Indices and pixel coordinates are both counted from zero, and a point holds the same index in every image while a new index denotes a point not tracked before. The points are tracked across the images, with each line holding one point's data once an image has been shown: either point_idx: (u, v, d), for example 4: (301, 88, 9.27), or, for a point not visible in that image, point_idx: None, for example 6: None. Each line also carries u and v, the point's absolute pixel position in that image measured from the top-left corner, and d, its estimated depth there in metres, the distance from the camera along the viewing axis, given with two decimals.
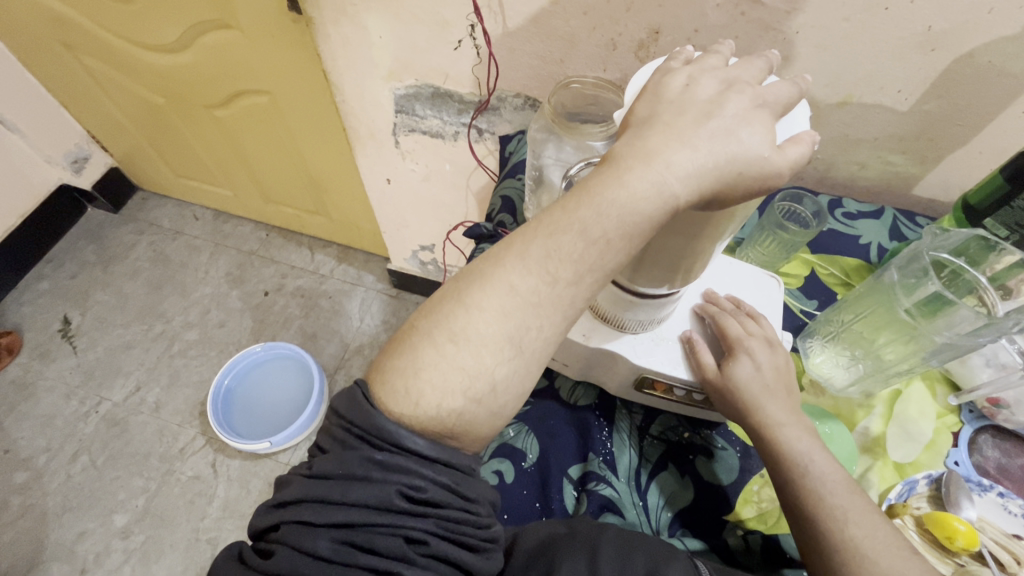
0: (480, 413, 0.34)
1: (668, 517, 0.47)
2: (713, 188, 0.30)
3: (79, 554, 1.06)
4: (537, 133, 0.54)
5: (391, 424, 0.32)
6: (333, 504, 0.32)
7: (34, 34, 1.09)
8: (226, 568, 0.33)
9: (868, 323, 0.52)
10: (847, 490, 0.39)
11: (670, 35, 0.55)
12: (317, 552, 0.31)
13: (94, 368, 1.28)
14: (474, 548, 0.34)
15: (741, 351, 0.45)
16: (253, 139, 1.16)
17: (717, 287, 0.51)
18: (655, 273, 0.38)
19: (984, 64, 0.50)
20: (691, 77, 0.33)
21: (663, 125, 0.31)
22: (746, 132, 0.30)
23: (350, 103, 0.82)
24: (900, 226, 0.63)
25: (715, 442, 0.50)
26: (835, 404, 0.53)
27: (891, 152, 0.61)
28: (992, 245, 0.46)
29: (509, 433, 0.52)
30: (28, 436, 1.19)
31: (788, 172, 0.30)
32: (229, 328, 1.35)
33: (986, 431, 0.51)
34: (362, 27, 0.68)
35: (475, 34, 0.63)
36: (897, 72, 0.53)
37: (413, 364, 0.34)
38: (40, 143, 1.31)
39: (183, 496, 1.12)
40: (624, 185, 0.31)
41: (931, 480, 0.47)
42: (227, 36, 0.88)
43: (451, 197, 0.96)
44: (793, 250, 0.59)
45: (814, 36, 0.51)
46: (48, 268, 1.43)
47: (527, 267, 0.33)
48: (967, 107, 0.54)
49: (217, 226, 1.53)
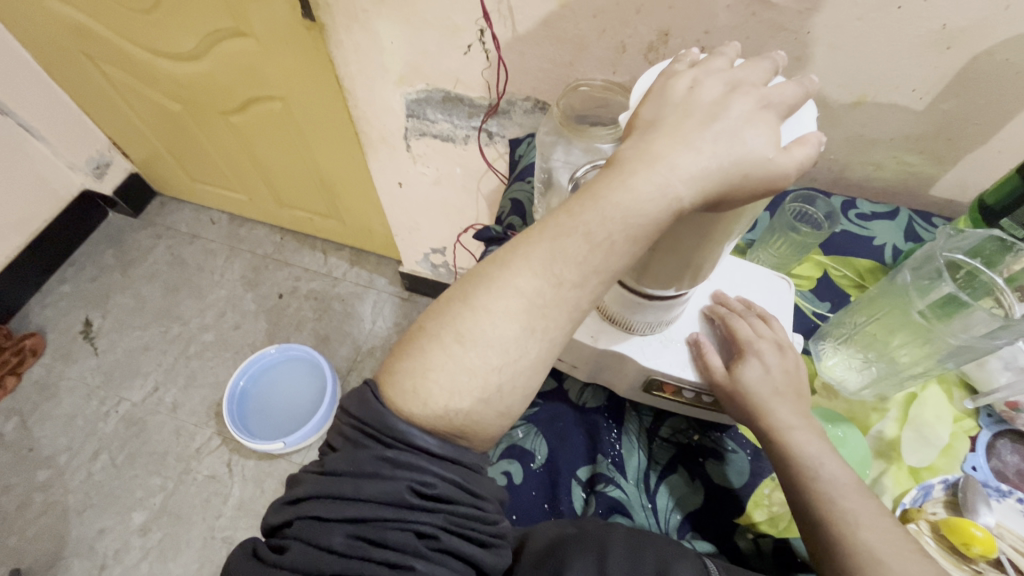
0: (486, 413, 0.34)
1: (678, 520, 0.47)
2: (716, 190, 0.30)
3: (98, 551, 1.09)
4: (547, 136, 0.55)
5: (400, 422, 0.33)
6: (344, 500, 0.32)
7: (59, 44, 1.13)
8: (240, 561, 0.33)
9: (881, 325, 0.51)
10: (859, 494, 0.38)
11: (680, 37, 0.56)
12: (330, 546, 0.31)
13: (113, 369, 1.32)
14: (482, 543, 0.34)
15: (751, 353, 0.44)
16: (267, 144, 1.18)
17: (727, 289, 0.50)
18: (664, 275, 0.38)
19: (1002, 61, 0.49)
20: (695, 79, 0.32)
21: (668, 128, 0.31)
22: (751, 134, 0.30)
23: (362, 108, 0.83)
24: (916, 227, 0.62)
25: (725, 445, 0.50)
26: (849, 408, 0.52)
27: (906, 152, 0.60)
28: (1009, 246, 0.46)
29: (517, 435, 0.52)
30: (50, 435, 1.22)
31: (794, 173, 0.29)
32: (244, 330, 1.37)
33: (1006, 435, 0.50)
34: (374, 32, 0.69)
35: (484, 39, 0.64)
36: (911, 71, 0.52)
37: (421, 364, 0.34)
38: (63, 149, 1.35)
39: (199, 495, 1.14)
40: (628, 189, 0.31)
41: (947, 485, 0.46)
42: (242, 44, 0.90)
43: (462, 199, 0.97)
44: (804, 251, 0.59)
45: (826, 36, 0.51)
46: (69, 272, 1.47)
47: (533, 268, 0.33)
48: (985, 106, 0.53)
49: (232, 229, 1.56)
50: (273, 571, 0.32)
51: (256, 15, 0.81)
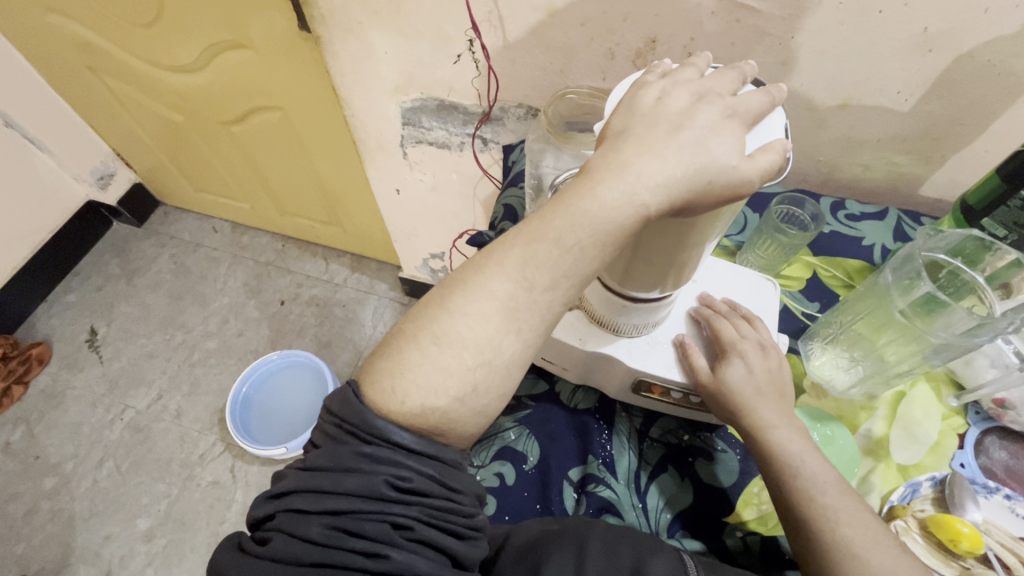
0: (463, 412, 0.35)
1: (668, 519, 0.47)
2: (683, 197, 0.31)
3: (105, 557, 1.10)
4: (535, 143, 0.56)
5: (379, 420, 0.34)
6: (324, 493, 0.33)
7: (63, 58, 1.15)
8: (227, 555, 0.34)
9: (867, 324, 0.52)
10: (838, 491, 0.39)
11: (667, 44, 0.57)
12: (308, 536, 0.32)
13: (118, 377, 1.33)
14: (459, 535, 0.35)
15: (734, 353, 0.45)
16: (267, 153, 1.20)
17: (711, 290, 0.51)
18: (645, 277, 0.39)
19: (983, 63, 0.50)
20: (664, 90, 0.34)
21: (636, 137, 0.32)
22: (716, 142, 0.31)
23: (359, 117, 0.84)
24: (905, 227, 0.62)
25: (714, 445, 0.50)
26: (837, 407, 0.53)
27: (892, 153, 0.61)
28: (988, 246, 0.46)
29: (510, 437, 0.53)
30: (57, 443, 1.23)
31: (758, 180, 0.30)
32: (247, 337, 1.39)
33: (993, 432, 0.50)
34: (368, 43, 0.70)
35: (474, 48, 0.66)
36: (893, 74, 0.53)
37: (399, 364, 0.35)
38: (68, 160, 1.37)
39: (203, 501, 1.16)
40: (597, 197, 0.32)
41: (935, 482, 0.47)
42: (242, 55, 0.92)
43: (460, 205, 0.98)
44: (791, 252, 0.60)
45: (809, 41, 0.52)
46: (75, 282, 1.49)
47: (506, 273, 0.34)
48: (967, 107, 0.54)
49: (235, 237, 1.58)
50: (255, 561, 0.33)
51: (254, 26, 0.82)
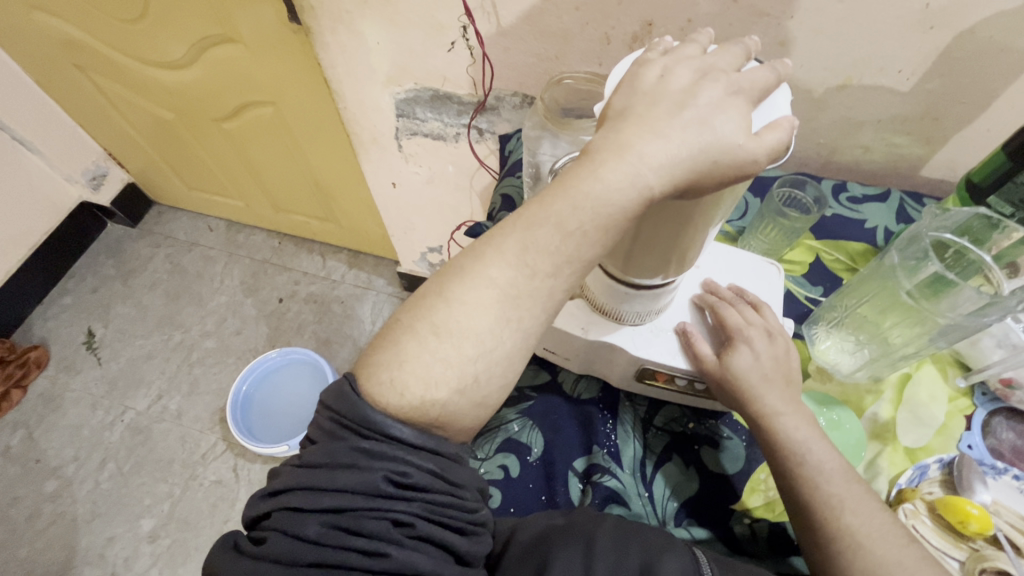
0: (463, 404, 0.34)
1: (674, 507, 0.47)
2: (687, 178, 0.30)
3: (109, 559, 1.10)
4: (532, 130, 0.55)
5: (376, 414, 0.33)
6: (320, 491, 0.32)
7: (47, 56, 1.12)
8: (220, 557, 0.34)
9: (873, 306, 0.51)
10: (845, 479, 0.39)
11: (663, 27, 0.55)
12: (306, 536, 0.32)
13: (117, 378, 1.33)
14: (461, 530, 0.35)
15: (740, 341, 0.45)
16: (261, 149, 1.18)
17: (716, 276, 0.50)
18: (648, 263, 0.39)
19: (986, 39, 0.49)
20: (666, 68, 0.33)
21: (638, 117, 0.31)
22: (721, 120, 0.30)
23: (352, 109, 0.83)
24: (908, 209, 0.61)
25: (720, 432, 0.50)
26: (843, 390, 0.52)
27: (895, 134, 0.60)
28: (996, 223, 0.46)
29: (514, 428, 0.53)
30: (58, 446, 1.23)
31: (765, 159, 0.29)
32: (245, 336, 1.38)
33: (1000, 413, 0.50)
34: (359, 33, 0.69)
35: (468, 35, 0.64)
36: (895, 52, 0.52)
37: (397, 356, 0.34)
38: (58, 161, 1.35)
39: (206, 500, 1.15)
40: (599, 179, 0.31)
41: (943, 464, 0.46)
42: (232, 50, 0.90)
43: (456, 198, 0.97)
44: (795, 236, 0.59)
45: (809, 21, 0.51)
46: (70, 284, 1.48)
47: (505, 260, 0.34)
48: (970, 85, 0.53)
49: (230, 235, 1.56)
50: (252, 561, 0.32)
51: (242, 19, 0.80)
